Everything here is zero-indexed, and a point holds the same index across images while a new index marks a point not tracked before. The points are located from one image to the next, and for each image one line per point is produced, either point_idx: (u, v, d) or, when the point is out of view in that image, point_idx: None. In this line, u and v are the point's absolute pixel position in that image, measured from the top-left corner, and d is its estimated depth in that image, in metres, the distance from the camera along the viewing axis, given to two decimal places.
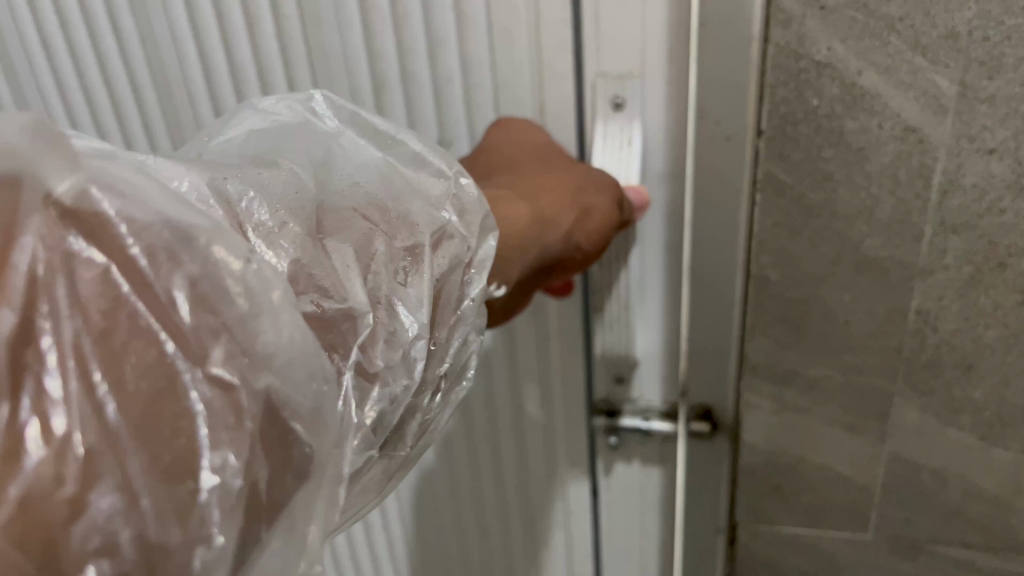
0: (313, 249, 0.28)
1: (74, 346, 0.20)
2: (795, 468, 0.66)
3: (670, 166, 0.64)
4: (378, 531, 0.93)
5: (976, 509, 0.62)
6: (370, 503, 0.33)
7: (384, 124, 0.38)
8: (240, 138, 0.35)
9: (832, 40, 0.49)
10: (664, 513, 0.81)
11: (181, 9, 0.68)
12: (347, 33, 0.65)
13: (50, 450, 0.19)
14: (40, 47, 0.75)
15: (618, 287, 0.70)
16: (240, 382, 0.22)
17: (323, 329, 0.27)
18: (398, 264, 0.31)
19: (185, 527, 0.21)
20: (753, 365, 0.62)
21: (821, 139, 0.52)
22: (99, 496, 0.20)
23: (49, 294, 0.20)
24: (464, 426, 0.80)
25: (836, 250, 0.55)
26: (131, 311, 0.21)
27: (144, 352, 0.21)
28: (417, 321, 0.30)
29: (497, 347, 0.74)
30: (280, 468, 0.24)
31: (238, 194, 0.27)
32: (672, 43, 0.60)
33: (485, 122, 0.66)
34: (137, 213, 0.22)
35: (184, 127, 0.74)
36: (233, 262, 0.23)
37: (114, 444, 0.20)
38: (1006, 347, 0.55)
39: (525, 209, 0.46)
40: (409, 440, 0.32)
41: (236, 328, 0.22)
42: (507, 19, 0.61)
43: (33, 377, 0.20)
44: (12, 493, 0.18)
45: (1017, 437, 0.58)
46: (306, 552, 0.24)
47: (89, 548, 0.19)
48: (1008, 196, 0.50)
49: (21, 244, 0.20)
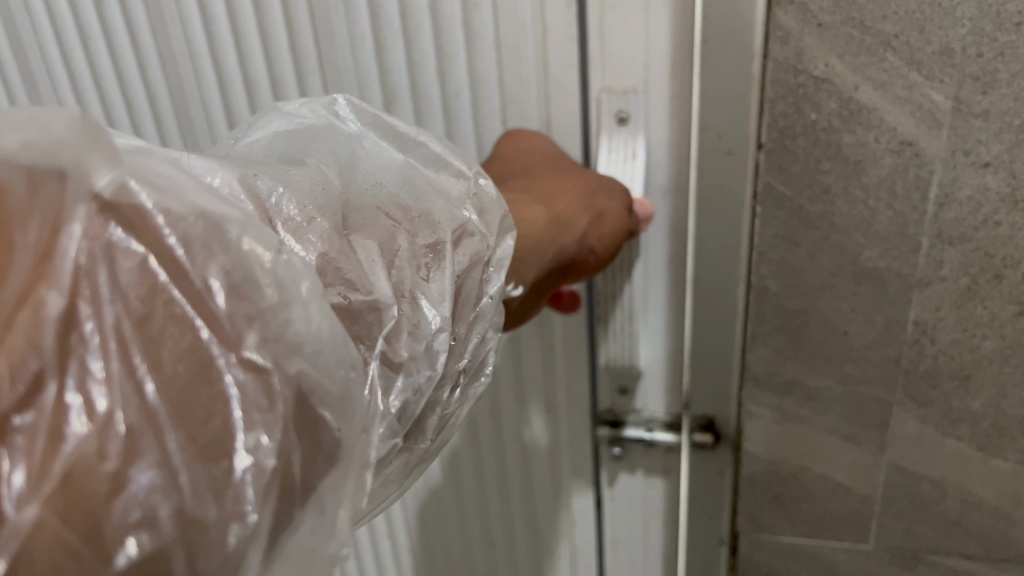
0: (340, 243, 0.29)
1: (115, 329, 0.22)
2: (796, 477, 0.67)
3: (672, 179, 0.66)
4: (385, 542, 0.94)
5: (975, 519, 0.63)
6: (391, 494, 0.35)
7: (404, 127, 0.40)
8: (268, 139, 0.37)
9: (829, 57, 0.50)
10: (667, 526, 0.81)
11: (198, 24, 0.70)
12: (359, 48, 0.66)
13: (93, 426, 0.21)
14: (61, 62, 0.77)
15: (622, 298, 0.71)
16: (274, 366, 0.23)
17: (350, 320, 0.28)
18: (421, 260, 0.33)
19: (221, 504, 0.22)
20: (754, 375, 0.63)
21: (819, 152, 0.53)
22: (138, 472, 0.21)
23: (91, 281, 0.22)
24: (470, 437, 0.82)
25: (835, 261, 0.57)
26: (167, 298, 0.23)
27: (180, 337, 0.23)
28: (439, 314, 0.31)
29: (504, 355, 0.75)
30: (312, 454, 0.25)
31: (268, 190, 0.29)
32: (674, 60, 0.62)
33: (493, 134, 0.68)
34: (173, 205, 0.24)
35: (199, 137, 0.75)
36: (263, 254, 0.24)
37: (153, 423, 0.21)
38: (1004, 358, 0.56)
39: (541, 212, 0.48)
40: (429, 433, 0.34)
41: (269, 316, 0.24)
42: (516, 35, 0.63)
43: (77, 360, 0.22)
44: (57, 467, 0.20)
45: (1015, 447, 0.59)
46: (336, 535, 0.26)
47: (129, 521, 0.21)
48: (1003, 209, 0.52)
49: (67, 233, 0.22)
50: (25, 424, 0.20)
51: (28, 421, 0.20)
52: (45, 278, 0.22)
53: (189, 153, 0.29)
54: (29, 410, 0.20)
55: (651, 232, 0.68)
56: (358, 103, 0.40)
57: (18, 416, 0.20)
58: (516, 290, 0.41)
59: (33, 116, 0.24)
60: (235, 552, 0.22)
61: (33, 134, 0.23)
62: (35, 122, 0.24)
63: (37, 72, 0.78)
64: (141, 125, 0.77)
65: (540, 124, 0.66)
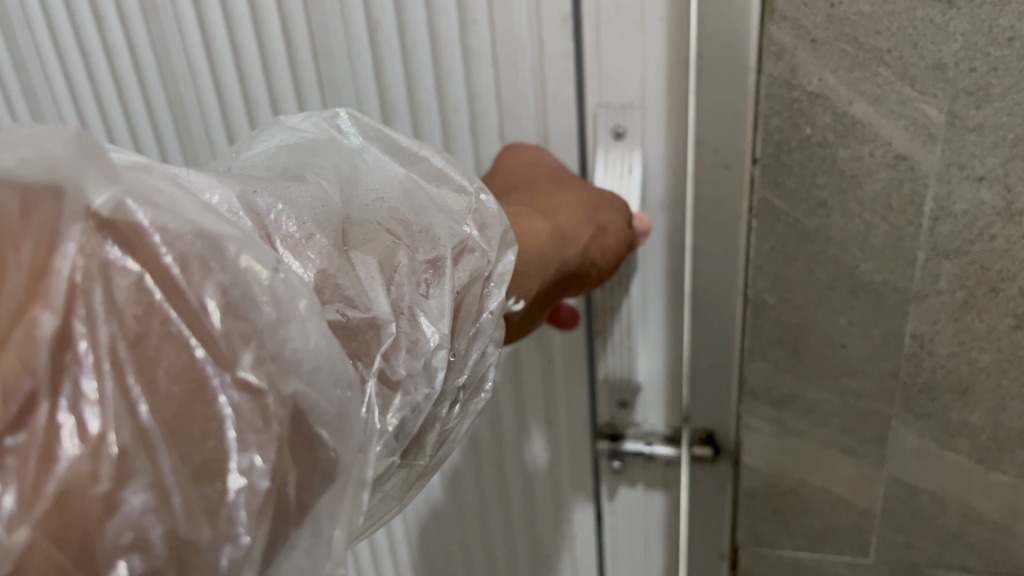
0: (340, 260, 0.30)
1: (110, 349, 0.22)
2: (796, 491, 0.67)
3: (670, 194, 0.66)
4: (386, 558, 0.94)
5: (974, 532, 0.63)
6: (391, 509, 0.35)
7: (407, 142, 0.41)
8: (269, 152, 0.38)
9: (823, 72, 0.51)
10: (668, 540, 0.81)
11: (198, 42, 0.70)
12: (358, 64, 0.67)
13: (85, 447, 0.21)
14: (63, 80, 0.77)
15: (621, 313, 0.71)
16: (269, 387, 0.23)
17: (348, 338, 0.29)
18: (420, 276, 0.33)
19: (214, 525, 0.22)
20: (752, 390, 0.64)
21: (815, 166, 0.54)
22: (131, 493, 0.21)
23: (86, 299, 0.22)
24: (470, 453, 0.82)
25: (831, 274, 0.57)
26: (163, 317, 0.23)
27: (176, 357, 0.23)
28: (438, 331, 0.32)
29: (503, 369, 0.76)
30: (307, 472, 0.25)
31: (267, 207, 0.29)
32: (670, 76, 0.62)
33: (490, 149, 0.68)
34: (170, 223, 0.24)
35: (199, 153, 0.76)
36: (261, 272, 0.24)
37: (147, 444, 0.22)
38: (1001, 371, 0.56)
39: (544, 225, 0.48)
40: (428, 449, 0.34)
41: (266, 335, 0.24)
42: (512, 51, 0.63)
43: (71, 379, 0.22)
44: (48, 489, 0.20)
45: (1014, 460, 0.59)
46: (331, 555, 0.26)
47: (122, 543, 0.21)
48: (998, 222, 0.52)
49: (62, 252, 0.22)
50: (17, 444, 0.20)
51: (20, 441, 0.20)
52: (39, 297, 0.22)
53: (189, 169, 0.29)
54: (22, 430, 0.21)
55: (649, 247, 0.68)
56: (360, 117, 0.41)
57: (10, 437, 0.20)
58: (518, 304, 0.41)
59: (33, 133, 0.23)
60: (229, 573, 0.22)
61: (25, 150, 0.23)
62: (31, 139, 0.23)
63: (40, 89, 0.79)
64: (141, 141, 0.77)
65: (538, 139, 0.67)
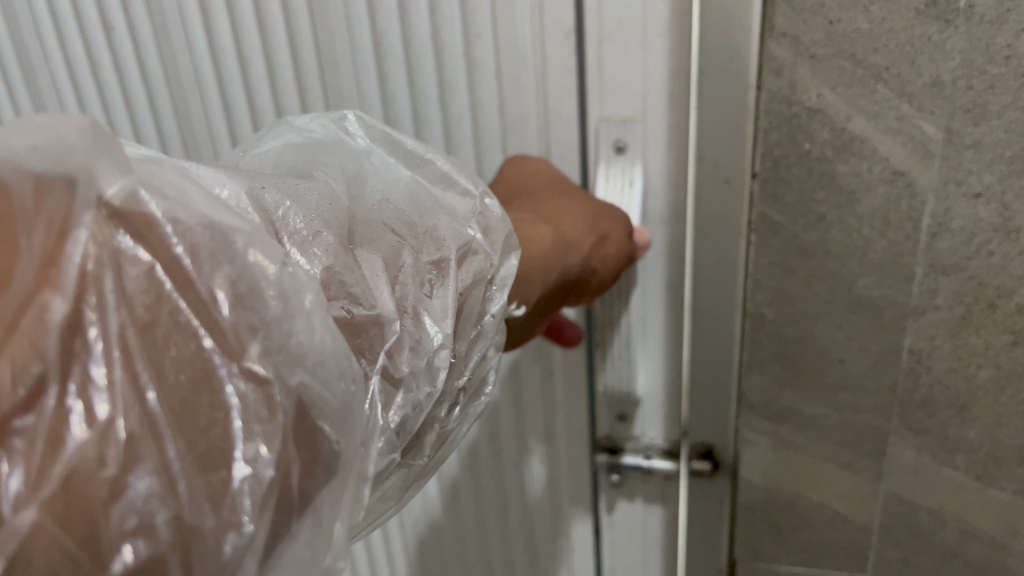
0: (345, 258, 0.30)
1: (119, 336, 0.22)
2: (793, 505, 0.67)
3: (670, 208, 0.67)
4: (382, 568, 0.94)
5: (971, 550, 0.62)
6: (389, 510, 0.36)
7: (413, 144, 0.41)
8: (277, 150, 0.38)
9: (822, 88, 0.51)
10: (666, 554, 0.81)
11: (204, 53, 0.71)
12: (363, 78, 0.68)
13: (94, 432, 0.21)
14: (67, 77, 0.78)
15: (620, 326, 0.72)
16: (275, 377, 0.24)
17: (353, 334, 0.29)
18: (425, 277, 0.34)
19: (218, 512, 0.22)
20: (750, 403, 0.64)
21: (813, 182, 0.54)
22: (137, 478, 0.21)
23: (97, 288, 0.22)
24: (469, 463, 0.82)
25: (830, 289, 0.57)
26: (172, 307, 0.23)
27: (184, 346, 0.23)
28: (441, 331, 0.32)
29: (503, 381, 0.76)
30: (310, 465, 0.26)
31: (275, 204, 0.30)
32: (671, 91, 0.63)
33: (494, 161, 0.68)
34: (181, 215, 0.24)
35: (200, 148, 0.76)
36: (268, 266, 0.25)
37: (154, 430, 0.22)
38: (999, 388, 0.56)
39: (547, 232, 0.49)
40: (426, 450, 0.35)
41: (273, 327, 0.24)
42: (516, 66, 0.64)
43: (80, 365, 0.22)
44: (57, 472, 0.20)
45: (1012, 477, 0.58)
46: (332, 547, 0.26)
47: (127, 528, 0.21)
48: (995, 239, 0.52)
49: (74, 238, 0.22)
50: (25, 427, 0.20)
51: (28, 424, 0.20)
52: (49, 282, 0.22)
53: (199, 164, 0.29)
54: (30, 413, 0.21)
55: (649, 260, 0.69)
56: (367, 120, 0.41)
57: (18, 419, 0.20)
58: (518, 309, 0.42)
59: (46, 120, 0.25)
60: (232, 560, 0.23)
61: (40, 137, 0.24)
62: (47, 126, 0.24)
63: (41, 78, 0.79)
64: (143, 138, 0.77)
65: (540, 149, 0.67)
